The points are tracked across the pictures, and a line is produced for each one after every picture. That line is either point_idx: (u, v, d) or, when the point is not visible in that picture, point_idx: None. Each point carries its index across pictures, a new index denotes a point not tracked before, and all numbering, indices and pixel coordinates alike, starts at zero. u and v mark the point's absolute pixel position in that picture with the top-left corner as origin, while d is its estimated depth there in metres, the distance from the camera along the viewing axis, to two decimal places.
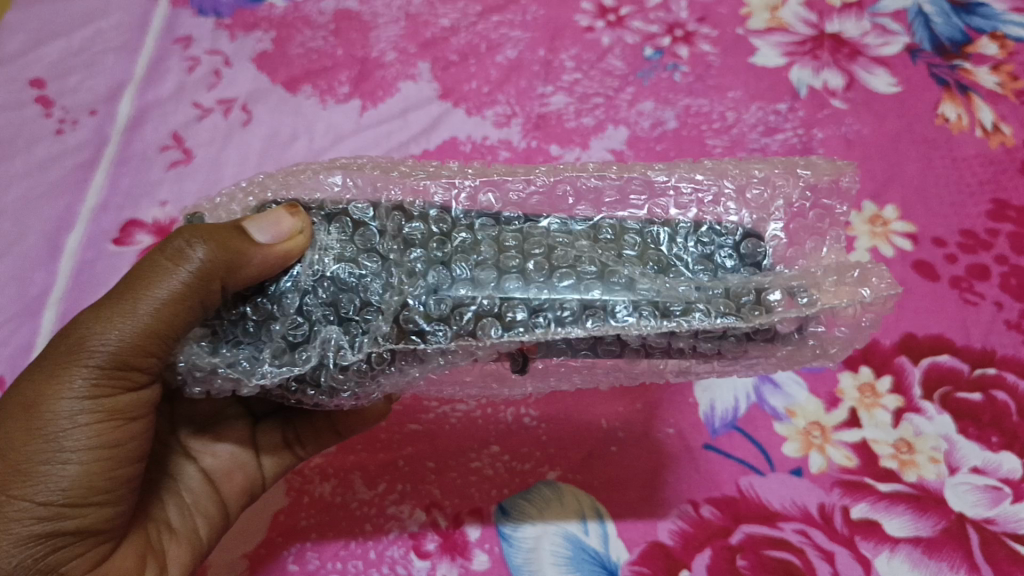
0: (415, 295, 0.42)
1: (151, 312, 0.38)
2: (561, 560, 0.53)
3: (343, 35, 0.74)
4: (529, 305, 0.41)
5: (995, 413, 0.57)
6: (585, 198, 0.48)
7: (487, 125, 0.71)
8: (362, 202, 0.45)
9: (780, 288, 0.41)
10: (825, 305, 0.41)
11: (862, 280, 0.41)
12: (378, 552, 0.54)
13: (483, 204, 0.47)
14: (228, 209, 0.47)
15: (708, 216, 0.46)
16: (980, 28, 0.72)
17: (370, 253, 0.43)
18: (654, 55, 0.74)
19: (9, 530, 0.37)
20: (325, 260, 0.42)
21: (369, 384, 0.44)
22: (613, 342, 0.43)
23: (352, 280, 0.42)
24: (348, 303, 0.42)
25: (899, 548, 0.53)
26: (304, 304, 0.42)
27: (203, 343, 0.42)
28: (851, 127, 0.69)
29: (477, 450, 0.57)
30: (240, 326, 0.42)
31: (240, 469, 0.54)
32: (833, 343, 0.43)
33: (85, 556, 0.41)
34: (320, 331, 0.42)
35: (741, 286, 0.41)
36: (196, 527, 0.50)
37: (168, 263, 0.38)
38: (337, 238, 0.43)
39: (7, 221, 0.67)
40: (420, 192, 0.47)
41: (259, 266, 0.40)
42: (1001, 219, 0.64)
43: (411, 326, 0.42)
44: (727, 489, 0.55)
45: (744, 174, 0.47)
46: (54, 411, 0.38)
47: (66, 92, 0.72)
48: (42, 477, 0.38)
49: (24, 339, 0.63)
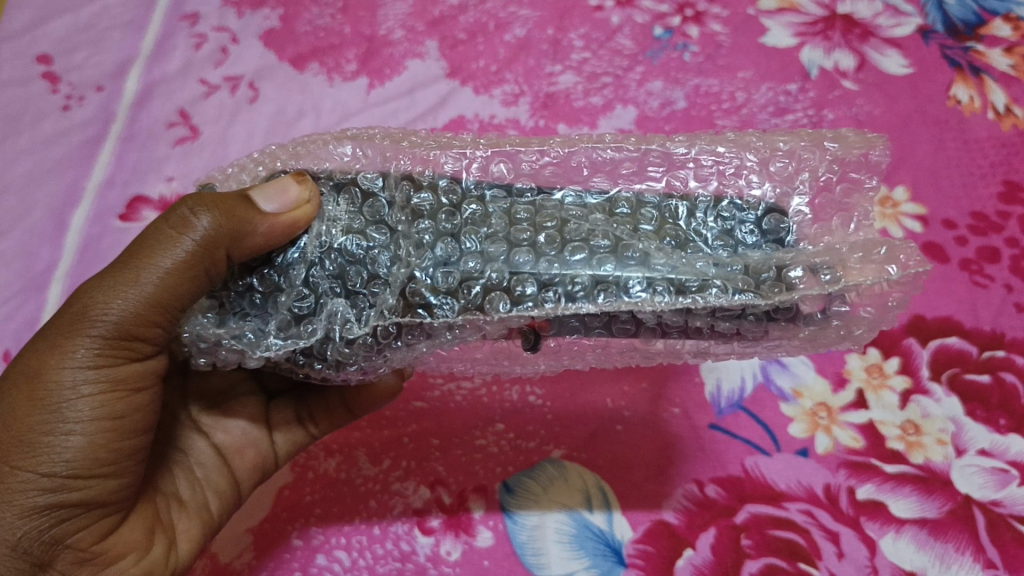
0: (422, 267, 0.42)
1: (154, 281, 0.38)
2: (566, 537, 0.53)
3: (350, 12, 0.74)
4: (540, 280, 0.41)
5: (1003, 396, 0.56)
6: (602, 170, 0.47)
7: (495, 104, 0.71)
8: (371, 171, 0.45)
9: (802, 266, 0.40)
10: (851, 284, 0.39)
11: (890, 257, 0.40)
12: (383, 529, 0.54)
13: (496, 174, 0.46)
14: (239, 179, 0.47)
15: (729, 190, 0.45)
16: (994, 10, 0.71)
17: (378, 225, 0.43)
18: (664, 34, 0.73)
19: (13, 500, 0.37)
20: (333, 231, 0.43)
21: (377, 359, 0.44)
22: (628, 321, 0.43)
23: (359, 252, 0.42)
24: (355, 275, 0.42)
25: (904, 529, 0.53)
26: (310, 276, 0.42)
27: (209, 315, 0.42)
28: (862, 109, 0.69)
29: (481, 428, 0.57)
30: (246, 298, 0.42)
31: (252, 446, 0.53)
32: (857, 324, 0.42)
33: (91, 528, 0.41)
34: (326, 304, 0.41)
35: (758, 263, 0.40)
36: (207, 502, 0.50)
37: (172, 232, 0.38)
38: (346, 210, 0.43)
39: (13, 197, 0.67)
40: (431, 162, 0.46)
41: (266, 235, 0.40)
42: (1012, 202, 0.64)
43: (417, 299, 0.41)
44: (733, 469, 0.55)
45: (769, 146, 0.46)
46: (57, 380, 0.38)
47: (73, 68, 0.72)
48: (46, 448, 0.38)
49: (30, 314, 0.63)
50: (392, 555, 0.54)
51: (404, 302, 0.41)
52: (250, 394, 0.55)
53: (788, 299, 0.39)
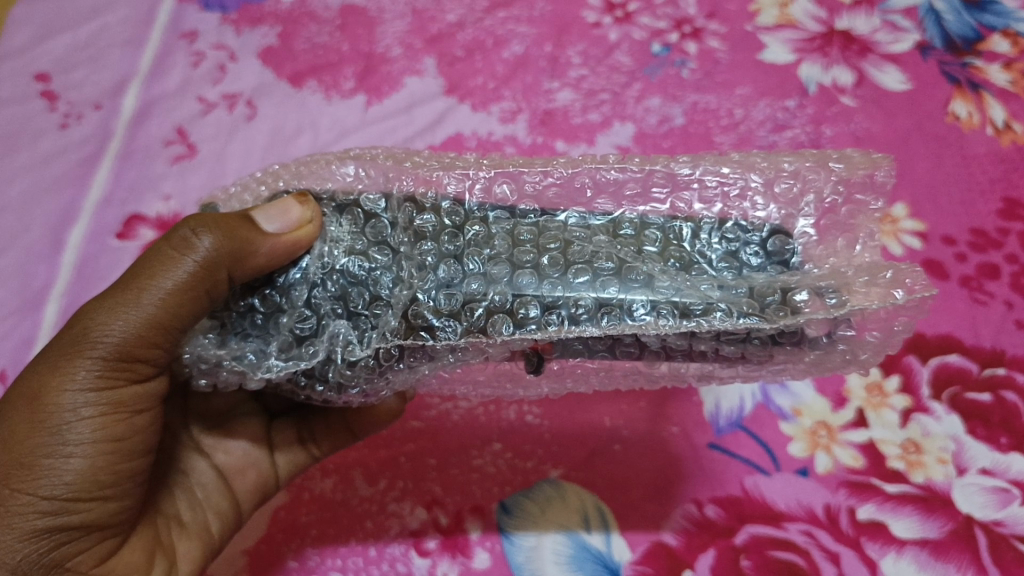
0: (425, 289, 0.42)
1: (156, 302, 0.38)
2: (564, 559, 0.53)
3: (349, 30, 0.74)
4: (543, 301, 0.41)
5: (1005, 414, 0.56)
6: (605, 191, 0.47)
7: (492, 121, 0.71)
8: (374, 193, 0.45)
9: (807, 289, 0.40)
10: (857, 306, 0.39)
11: (896, 281, 0.40)
12: (379, 550, 0.54)
13: (499, 196, 0.46)
14: (242, 199, 0.47)
15: (734, 212, 0.46)
16: (992, 25, 0.71)
17: (380, 247, 0.43)
18: (662, 51, 0.73)
19: (13, 524, 0.37)
20: (335, 252, 0.42)
21: (379, 381, 0.44)
22: (632, 344, 0.43)
23: (362, 273, 0.42)
24: (357, 297, 0.42)
25: (905, 550, 0.52)
26: (312, 296, 0.42)
27: (210, 335, 0.42)
28: (860, 125, 0.69)
29: (479, 448, 0.56)
30: (248, 319, 0.42)
31: (253, 467, 0.53)
32: (863, 348, 0.42)
33: (91, 551, 0.41)
34: (328, 325, 0.41)
35: (766, 285, 0.40)
36: (208, 523, 0.49)
37: (174, 253, 0.38)
38: (349, 230, 0.43)
39: (10, 215, 0.67)
40: (432, 183, 0.46)
41: (268, 254, 0.40)
42: (1012, 218, 0.63)
43: (420, 322, 0.41)
44: (732, 488, 0.54)
45: (774, 166, 0.46)
46: (57, 403, 0.38)
47: (71, 86, 0.72)
48: (46, 471, 0.38)
49: (26, 332, 0.63)
50: None
51: (407, 324, 0.41)
52: (253, 415, 0.55)
53: (792, 323, 0.39)
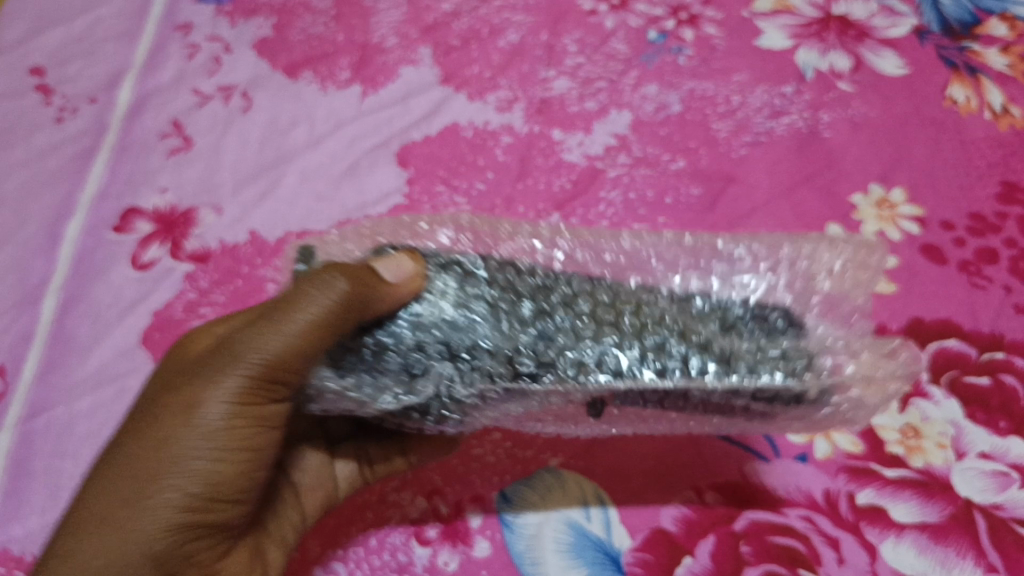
0: (523, 342, 0.50)
1: (296, 330, 0.44)
2: (564, 547, 0.53)
3: (344, 21, 0.74)
4: (624, 360, 0.50)
5: (1004, 398, 0.56)
6: (663, 260, 0.57)
7: (489, 110, 0.70)
8: (472, 254, 0.54)
9: (826, 355, 0.53)
10: (862, 371, 0.53)
11: (891, 352, 0.55)
12: (379, 540, 0.54)
13: (578, 261, 0.56)
14: (345, 243, 0.58)
15: (765, 295, 0.55)
16: (989, 9, 0.73)
17: (481, 301, 0.51)
18: (658, 38, 0.73)
19: (156, 516, 0.44)
20: (444, 305, 0.50)
21: (473, 413, 0.52)
22: (679, 398, 0.51)
23: (463, 322, 0.50)
24: (459, 342, 0.50)
25: (905, 534, 0.52)
26: (418, 338, 0.50)
27: (329, 369, 0.49)
28: (859, 110, 0.68)
29: (478, 437, 0.57)
30: (354, 355, 0.50)
31: (321, 488, 0.55)
32: (856, 409, 0.53)
33: (214, 548, 0.47)
34: (434, 366, 0.49)
35: (797, 350, 0.51)
36: (285, 536, 0.52)
37: (314, 291, 0.45)
38: (454, 287, 0.51)
39: (7, 210, 0.67)
40: (523, 251, 0.56)
41: (391, 300, 0.48)
42: (1010, 202, 0.63)
43: (523, 367, 0.50)
44: (731, 475, 0.55)
45: (796, 250, 0.57)
46: (204, 413, 0.45)
47: (66, 80, 0.72)
48: (183, 473, 0.44)
49: (23, 327, 0.62)
50: (389, 566, 0.53)
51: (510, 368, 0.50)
52: (312, 440, 0.57)
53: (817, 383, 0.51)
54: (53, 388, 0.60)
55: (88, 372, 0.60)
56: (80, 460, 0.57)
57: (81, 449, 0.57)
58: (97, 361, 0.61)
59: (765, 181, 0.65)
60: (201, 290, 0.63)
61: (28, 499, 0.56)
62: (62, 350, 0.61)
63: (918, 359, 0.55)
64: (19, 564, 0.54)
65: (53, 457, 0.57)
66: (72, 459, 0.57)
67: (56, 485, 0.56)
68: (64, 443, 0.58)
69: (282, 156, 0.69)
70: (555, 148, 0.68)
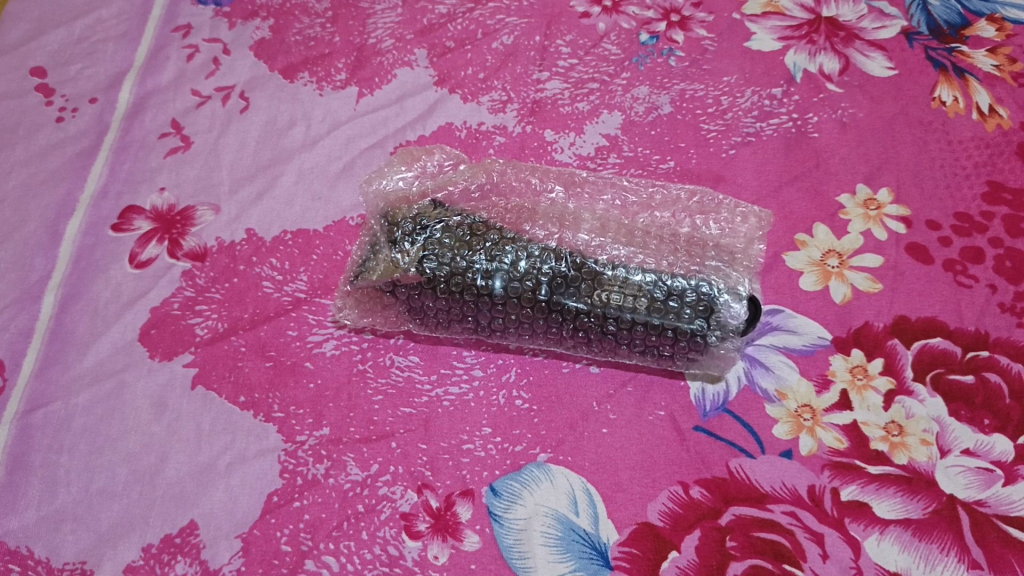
0: (572, 293, 0.56)
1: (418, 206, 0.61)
2: (552, 540, 0.54)
3: (340, 22, 0.76)
4: (626, 293, 0.56)
5: (988, 395, 0.57)
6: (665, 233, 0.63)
7: (482, 112, 0.71)
8: (547, 208, 0.63)
9: (746, 284, 0.57)
10: (853, 413, 0.57)
11: (890, 403, 0.57)
12: (371, 533, 0.54)
13: (610, 203, 0.64)
14: (433, 161, 0.66)
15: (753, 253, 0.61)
16: (978, 11, 0.74)
17: (544, 258, 0.57)
18: (650, 40, 0.74)
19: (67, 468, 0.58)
20: (517, 260, 0.57)
21: (532, 326, 0.58)
22: (647, 294, 0.56)
23: (527, 269, 0.57)
24: (525, 287, 0.57)
25: (888, 530, 0.53)
26: (493, 260, 0.57)
27: (419, 230, 0.58)
28: (847, 111, 0.69)
29: (469, 433, 0.57)
30: (442, 254, 0.57)
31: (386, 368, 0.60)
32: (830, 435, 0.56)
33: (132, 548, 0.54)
34: (499, 261, 0.57)
35: (714, 280, 0.56)
36: None
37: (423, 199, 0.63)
38: (525, 245, 0.58)
39: (7, 208, 0.68)
40: (595, 196, 0.65)
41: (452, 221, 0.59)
42: (996, 202, 0.64)
43: (566, 299, 0.56)
44: (718, 471, 0.55)
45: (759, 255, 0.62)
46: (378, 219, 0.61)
47: (67, 81, 0.74)
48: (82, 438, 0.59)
49: (24, 323, 0.63)
50: (380, 560, 0.53)
51: (528, 295, 0.57)
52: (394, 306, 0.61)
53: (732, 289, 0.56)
54: (51, 383, 0.61)
55: (86, 367, 0.61)
56: (76, 454, 0.58)
57: (78, 442, 0.59)
58: (95, 356, 0.62)
59: (753, 181, 0.66)
60: (198, 288, 0.64)
61: (25, 493, 0.57)
62: (60, 347, 0.62)
63: (934, 399, 0.57)
64: (14, 558, 0.55)
65: (50, 452, 0.58)
66: (69, 453, 0.58)
67: (52, 479, 0.57)
68: (61, 437, 0.59)
69: (278, 156, 0.70)
70: (547, 148, 0.69)
